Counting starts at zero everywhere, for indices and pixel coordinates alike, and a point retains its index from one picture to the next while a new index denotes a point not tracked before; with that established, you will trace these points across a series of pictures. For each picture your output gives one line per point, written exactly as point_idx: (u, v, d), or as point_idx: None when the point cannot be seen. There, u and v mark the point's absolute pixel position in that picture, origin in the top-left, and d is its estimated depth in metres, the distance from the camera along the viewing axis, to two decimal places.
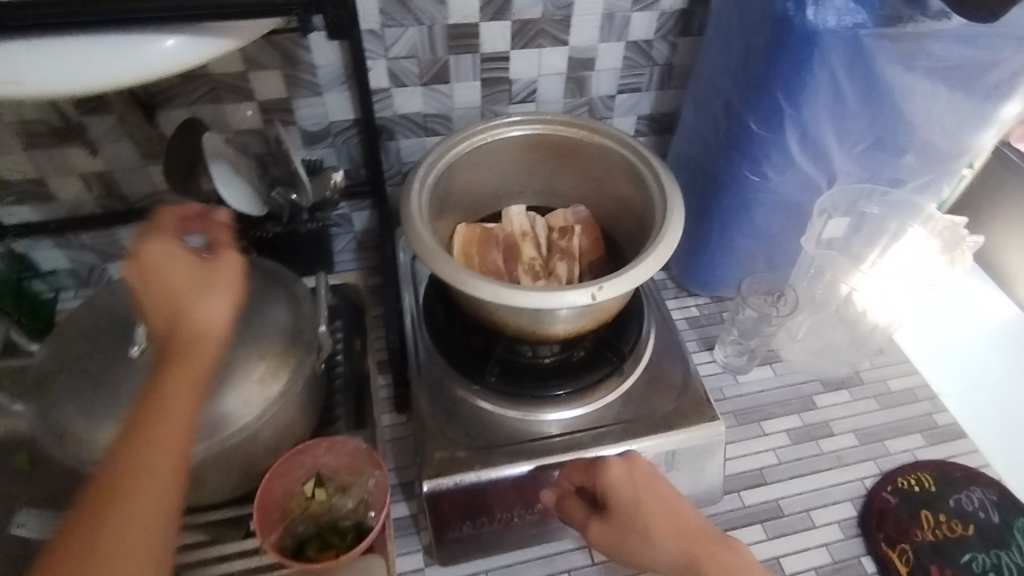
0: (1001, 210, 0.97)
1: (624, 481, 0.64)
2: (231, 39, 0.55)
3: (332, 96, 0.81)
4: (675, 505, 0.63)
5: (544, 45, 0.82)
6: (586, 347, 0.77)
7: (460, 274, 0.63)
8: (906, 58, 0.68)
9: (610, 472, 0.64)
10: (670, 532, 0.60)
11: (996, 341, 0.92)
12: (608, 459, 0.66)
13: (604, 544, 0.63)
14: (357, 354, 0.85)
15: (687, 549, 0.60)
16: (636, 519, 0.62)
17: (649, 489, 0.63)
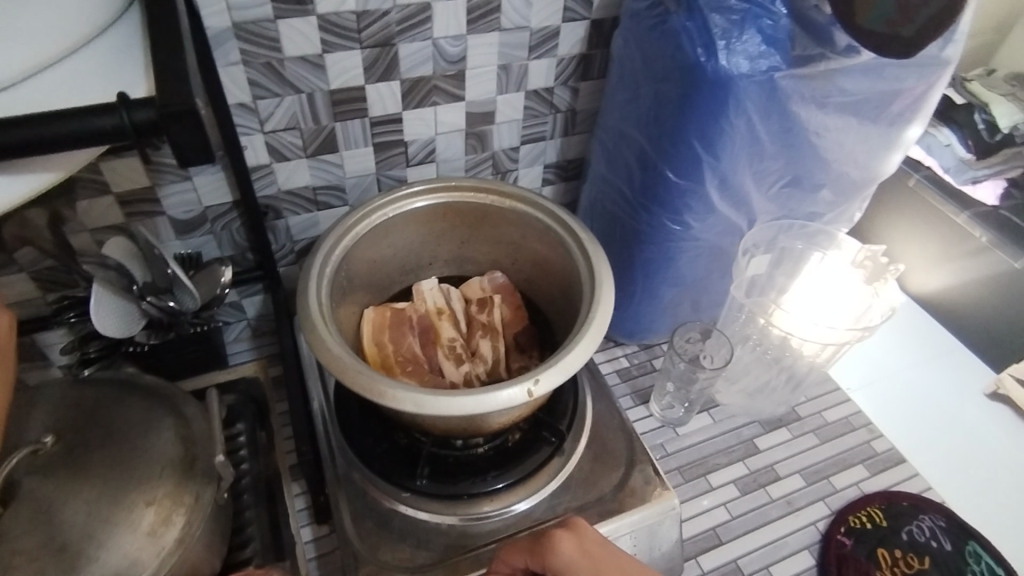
0: (893, 222, 0.99)
1: (580, 558, 0.53)
2: (56, 171, 0.43)
3: (204, 178, 0.71)
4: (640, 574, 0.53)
5: (439, 101, 0.75)
6: (521, 429, 0.71)
7: (378, 384, 0.56)
8: (820, 97, 0.66)
9: (561, 551, 0.53)
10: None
11: (907, 360, 0.92)
12: (552, 534, 0.54)
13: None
14: (264, 448, 0.75)
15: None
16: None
17: (611, 563, 0.53)
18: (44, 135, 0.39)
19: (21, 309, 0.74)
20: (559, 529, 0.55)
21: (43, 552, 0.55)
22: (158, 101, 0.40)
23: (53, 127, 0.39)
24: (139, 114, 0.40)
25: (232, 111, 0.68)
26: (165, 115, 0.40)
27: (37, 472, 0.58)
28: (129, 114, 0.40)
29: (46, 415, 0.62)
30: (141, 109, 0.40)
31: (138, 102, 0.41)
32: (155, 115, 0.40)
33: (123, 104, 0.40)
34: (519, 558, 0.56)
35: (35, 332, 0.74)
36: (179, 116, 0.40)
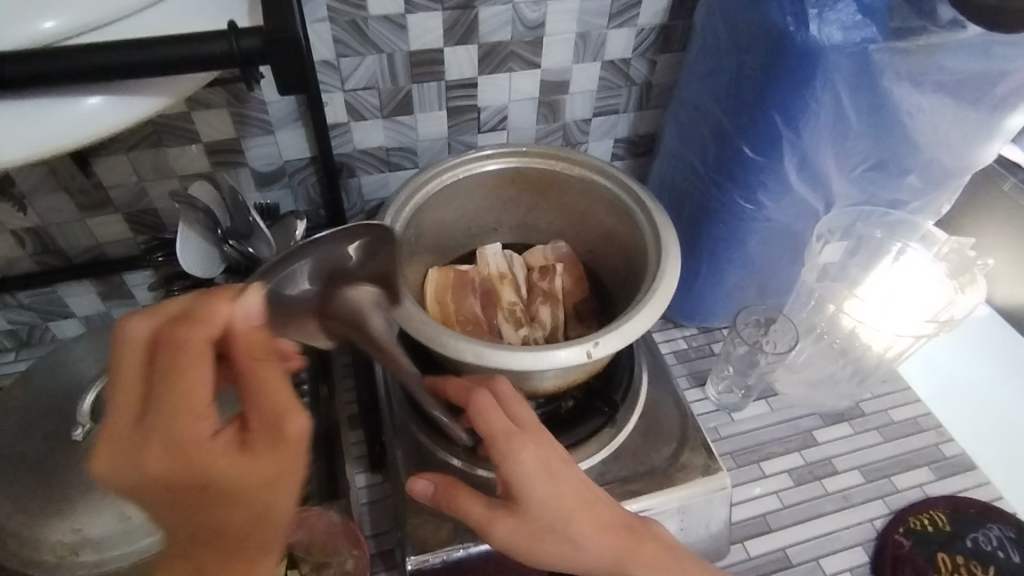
0: (980, 221, 0.92)
1: (538, 471, 0.48)
2: (162, 97, 0.46)
3: (285, 133, 0.74)
4: (595, 499, 0.50)
5: (515, 67, 0.75)
6: (575, 397, 0.71)
7: (438, 333, 0.57)
8: (915, 74, 0.62)
9: (520, 461, 0.48)
10: (597, 532, 0.49)
11: (988, 369, 0.87)
12: (512, 437, 0.48)
13: (510, 543, 0.48)
14: (325, 400, 0.77)
15: (609, 553, 0.49)
16: (548, 519, 0.48)
17: (564, 482, 0.49)
18: (162, 57, 0.42)
19: (114, 248, 0.79)
20: (524, 434, 0.49)
21: None
22: (264, 29, 0.45)
23: (173, 51, 0.42)
24: (248, 42, 0.44)
25: (316, 68, 0.70)
26: (273, 42, 0.45)
27: None
28: (239, 41, 0.44)
29: None
30: (247, 37, 0.44)
31: (244, 30, 0.44)
32: (262, 43, 0.45)
33: (231, 32, 0.44)
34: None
35: (124, 270, 0.79)
36: (283, 41, 0.45)
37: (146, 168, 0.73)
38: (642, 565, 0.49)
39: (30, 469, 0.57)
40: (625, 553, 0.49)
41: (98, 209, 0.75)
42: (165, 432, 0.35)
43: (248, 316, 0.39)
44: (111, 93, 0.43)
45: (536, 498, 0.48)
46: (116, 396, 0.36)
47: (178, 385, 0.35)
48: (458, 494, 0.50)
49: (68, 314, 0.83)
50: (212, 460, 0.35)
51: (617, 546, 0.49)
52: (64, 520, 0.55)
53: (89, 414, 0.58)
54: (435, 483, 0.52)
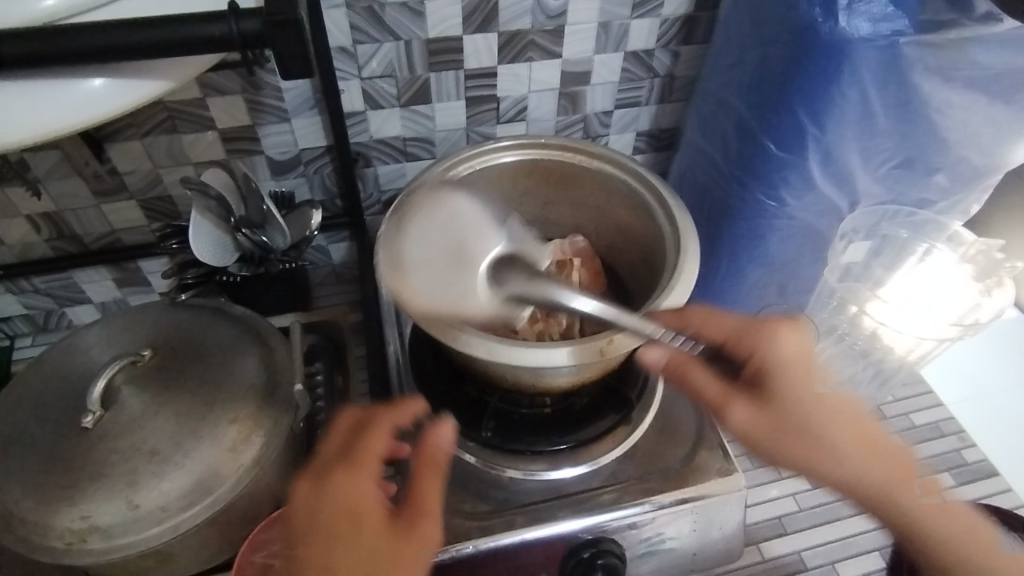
0: (1011, 223, 0.90)
1: (798, 359, 0.53)
2: (166, 79, 0.45)
3: (301, 121, 0.73)
4: (847, 400, 0.54)
5: (535, 57, 0.74)
6: (589, 394, 0.70)
7: (448, 327, 0.55)
8: (946, 69, 0.60)
9: (784, 345, 0.53)
10: (858, 450, 0.52)
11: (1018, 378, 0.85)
12: (776, 323, 0.54)
13: (749, 426, 0.52)
14: (338, 393, 0.78)
15: (847, 449, 0.52)
16: (810, 405, 0.52)
17: (821, 385, 0.54)
18: (157, 38, 0.41)
19: (129, 235, 0.79)
20: (785, 323, 0.54)
21: (136, 455, 0.57)
22: (264, 10, 0.43)
23: (171, 32, 0.41)
24: (246, 24, 0.43)
25: (332, 55, 0.69)
26: (271, 23, 0.43)
27: (132, 381, 0.60)
28: (237, 23, 0.43)
29: (145, 331, 0.65)
30: (247, 19, 0.43)
31: (244, 12, 0.43)
32: (260, 25, 0.43)
33: (231, 14, 0.43)
34: (719, 333, 0.55)
35: (139, 257, 0.79)
36: (284, 23, 0.43)
37: (160, 154, 0.72)
38: (905, 495, 0.52)
39: (42, 454, 0.57)
40: (867, 453, 0.52)
41: (113, 196, 0.75)
42: (349, 461, 0.46)
43: (435, 439, 0.50)
44: (112, 74, 0.43)
45: (805, 379, 0.52)
46: (332, 432, 0.50)
47: (367, 435, 0.48)
48: (694, 370, 0.54)
49: (84, 299, 0.83)
50: (363, 497, 0.45)
51: (861, 439, 0.52)
52: (72, 507, 0.55)
53: (99, 402, 0.58)
54: (670, 352, 0.55)
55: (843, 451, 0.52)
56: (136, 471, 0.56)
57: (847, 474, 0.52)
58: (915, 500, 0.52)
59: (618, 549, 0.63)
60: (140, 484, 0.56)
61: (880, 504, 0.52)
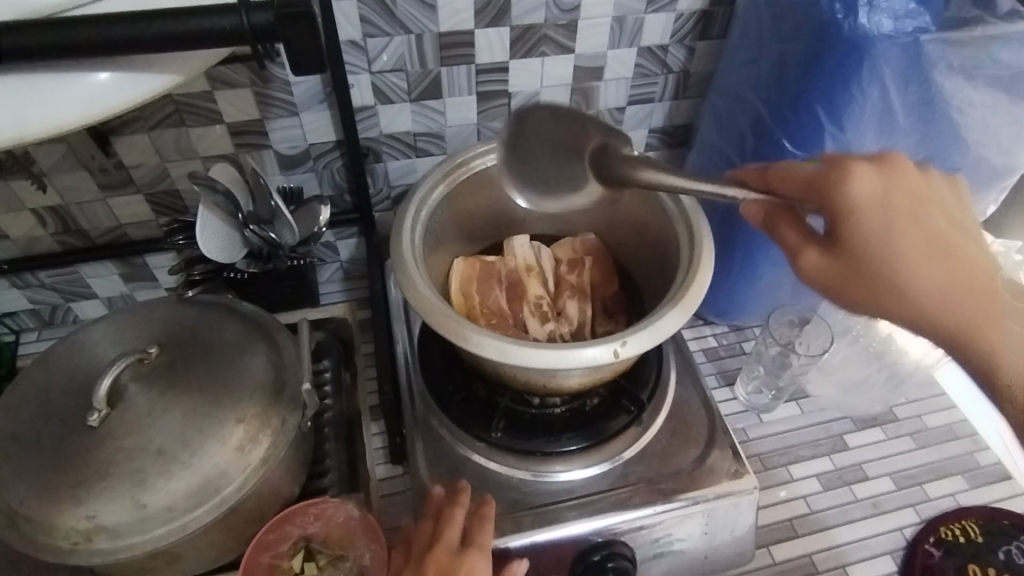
0: None
1: (873, 199, 0.48)
2: (173, 73, 0.44)
3: (310, 116, 0.72)
4: (952, 236, 0.48)
5: (548, 52, 0.73)
6: (600, 394, 0.69)
7: (460, 328, 0.55)
8: (968, 68, 0.59)
9: (857, 184, 0.48)
10: (936, 286, 0.47)
11: None
12: (857, 163, 0.49)
13: (818, 276, 0.50)
14: (347, 387, 0.79)
15: (955, 290, 0.47)
16: (929, 244, 0.47)
17: (908, 224, 0.48)
18: (165, 31, 0.40)
19: (136, 229, 0.78)
20: (857, 163, 0.49)
21: (142, 454, 0.56)
22: (276, 2, 0.42)
23: (181, 24, 0.40)
24: (257, 16, 0.42)
25: (343, 48, 0.68)
26: (283, 17, 0.42)
27: (138, 379, 0.59)
28: (248, 15, 0.42)
29: (151, 328, 0.64)
30: (258, 11, 0.42)
31: (256, 5, 0.42)
32: (272, 17, 0.42)
33: (242, 6, 0.42)
34: (795, 187, 0.51)
35: (146, 253, 0.78)
36: (298, 16, 0.42)
37: (167, 148, 0.71)
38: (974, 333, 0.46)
39: (46, 452, 0.56)
40: (980, 295, 0.46)
41: (119, 190, 0.74)
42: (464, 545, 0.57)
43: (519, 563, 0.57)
44: (120, 67, 0.42)
45: (926, 221, 0.48)
46: (444, 523, 0.58)
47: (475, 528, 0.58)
48: (784, 221, 0.52)
49: (90, 294, 0.83)
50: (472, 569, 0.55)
51: (977, 285, 0.47)
52: (78, 506, 0.55)
53: (105, 400, 0.57)
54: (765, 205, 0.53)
55: (948, 286, 0.47)
56: (143, 471, 0.56)
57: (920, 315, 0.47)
58: (1013, 339, 0.46)
59: (629, 552, 0.62)
60: (146, 484, 0.55)
61: (980, 354, 0.46)
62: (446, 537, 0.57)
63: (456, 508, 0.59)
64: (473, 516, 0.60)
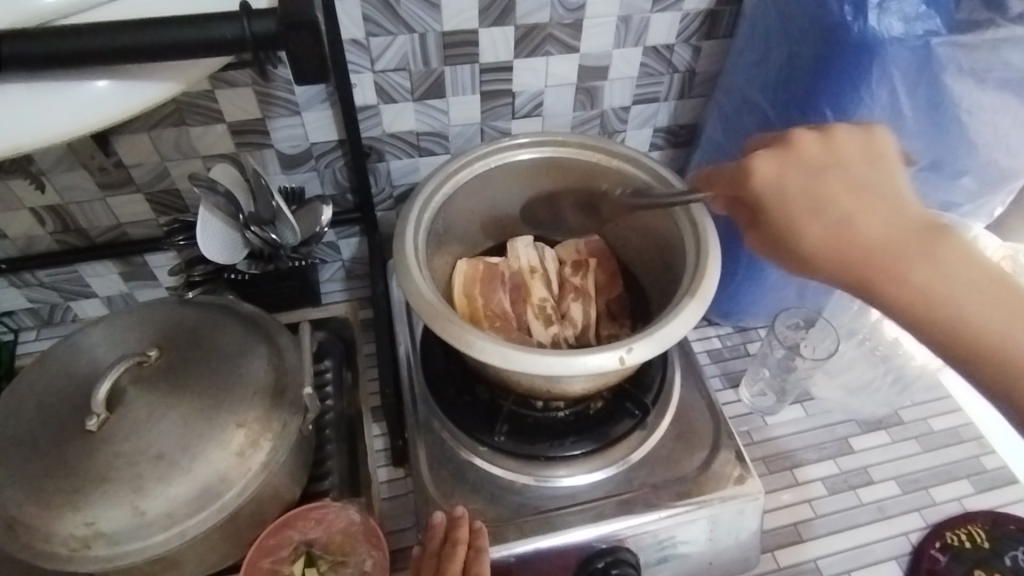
0: None
1: (775, 187, 0.50)
2: (171, 81, 0.44)
3: (312, 115, 0.72)
4: (867, 206, 0.48)
5: (553, 51, 0.72)
6: (605, 397, 0.68)
7: (464, 335, 0.54)
8: (979, 71, 0.58)
9: (757, 176, 0.51)
10: (850, 258, 0.47)
11: None
12: (759, 155, 0.51)
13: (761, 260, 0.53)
14: (349, 387, 0.78)
15: (857, 249, 0.46)
16: (825, 210, 0.48)
17: (814, 203, 0.48)
18: (166, 39, 0.39)
19: (135, 229, 0.77)
20: (761, 152, 0.51)
21: (141, 459, 0.56)
22: (279, 11, 0.42)
23: (182, 33, 0.40)
24: (260, 25, 0.42)
25: (345, 47, 0.67)
26: (287, 24, 0.42)
27: (138, 382, 0.59)
28: (250, 23, 0.41)
29: (150, 330, 0.64)
30: (260, 20, 0.42)
31: (258, 13, 0.42)
32: (276, 25, 0.42)
33: (244, 14, 0.42)
34: (720, 188, 0.54)
35: (146, 252, 0.78)
36: (301, 26, 0.42)
37: (167, 147, 0.70)
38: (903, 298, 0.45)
39: (44, 457, 0.56)
40: (892, 253, 0.46)
41: (118, 189, 0.73)
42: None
43: None
44: (118, 76, 0.41)
45: (828, 188, 0.49)
46: (448, 556, 0.56)
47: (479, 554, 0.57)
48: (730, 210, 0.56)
49: (89, 293, 0.82)
50: None
51: (879, 241, 0.46)
52: (76, 512, 0.54)
53: (104, 405, 0.56)
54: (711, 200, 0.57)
55: (856, 248, 0.46)
56: (142, 476, 0.55)
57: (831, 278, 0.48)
58: (922, 290, 0.45)
59: (633, 558, 0.61)
60: (146, 490, 0.55)
61: (892, 310, 0.46)
62: (447, 573, 0.56)
63: (456, 546, 0.57)
64: (471, 548, 0.58)
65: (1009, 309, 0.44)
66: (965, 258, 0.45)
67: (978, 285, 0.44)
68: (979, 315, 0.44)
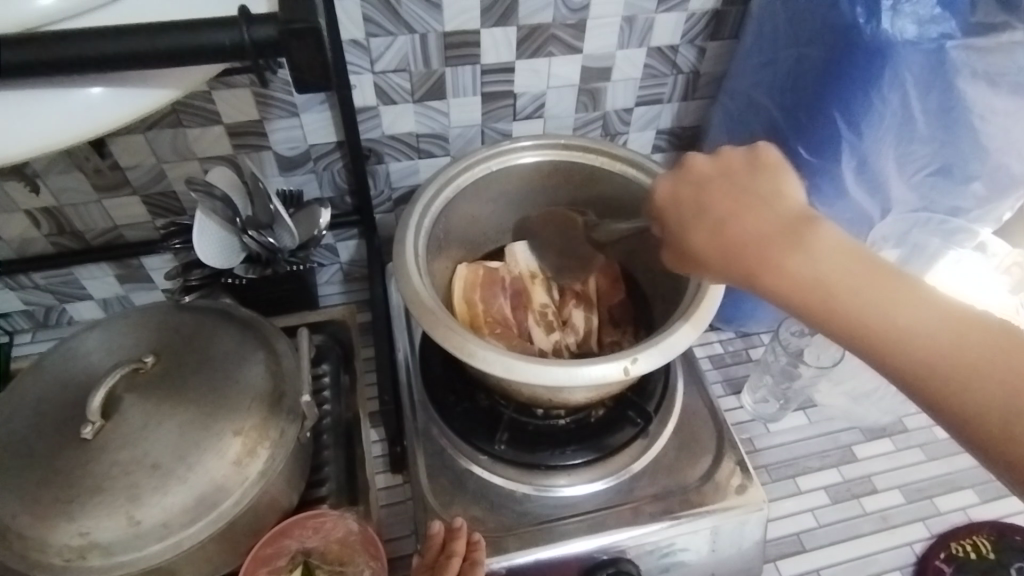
0: None
1: (669, 202, 0.51)
2: (167, 88, 0.42)
3: (311, 116, 0.70)
4: (746, 210, 0.47)
5: (555, 52, 0.71)
6: (606, 405, 0.68)
7: (466, 343, 0.53)
8: (993, 75, 0.57)
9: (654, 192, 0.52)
10: (727, 257, 0.46)
11: None
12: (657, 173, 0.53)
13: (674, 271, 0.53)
14: (346, 390, 0.77)
15: (736, 245, 0.46)
16: (705, 217, 0.48)
17: (698, 212, 0.49)
18: (162, 46, 0.38)
19: (132, 230, 0.76)
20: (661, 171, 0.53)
21: (137, 468, 0.55)
22: (280, 17, 0.40)
23: (180, 40, 0.39)
24: (260, 31, 0.40)
25: (344, 48, 0.66)
26: (286, 32, 0.40)
27: (134, 390, 0.58)
28: (250, 30, 0.40)
29: (147, 336, 0.63)
30: (261, 26, 0.40)
31: (258, 19, 0.40)
32: (277, 32, 0.41)
33: (243, 20, 0.40)
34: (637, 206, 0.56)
35: (142, 255, 0.77)
36: (302, 32, 0.40)
37: (164, 149, 0.69)
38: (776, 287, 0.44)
39: (39, 466, 0.55)
40: (764, 248, 0.45)
41: (114, 191, 0.72)
42: None
43: None
44: (113, 82, 0.40)
45: (710, 196, 0.49)
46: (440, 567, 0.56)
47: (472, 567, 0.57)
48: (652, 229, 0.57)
49: (85, 295, 0.81)
50: None
51: (753, 237, 0.46)
52: (71, 522, 0.53)
53: (99, 412, 0.56)
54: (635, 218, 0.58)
55: (734, 245, 0.46)
56: (138, 486, 0.54)
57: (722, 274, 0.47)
58: (798, 277, 0.43)
59: (634, 568, 0.59)
60: (141, 500, 0.54)
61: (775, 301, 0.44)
62: None
63: (450, 557, 0.57)
64: (467, 560, 0.58)
65: (893, 289, 0.41)
66: (842, 243, 0.43)
67: (855, 276, 0.42)
68: (843, 296, 0.42)
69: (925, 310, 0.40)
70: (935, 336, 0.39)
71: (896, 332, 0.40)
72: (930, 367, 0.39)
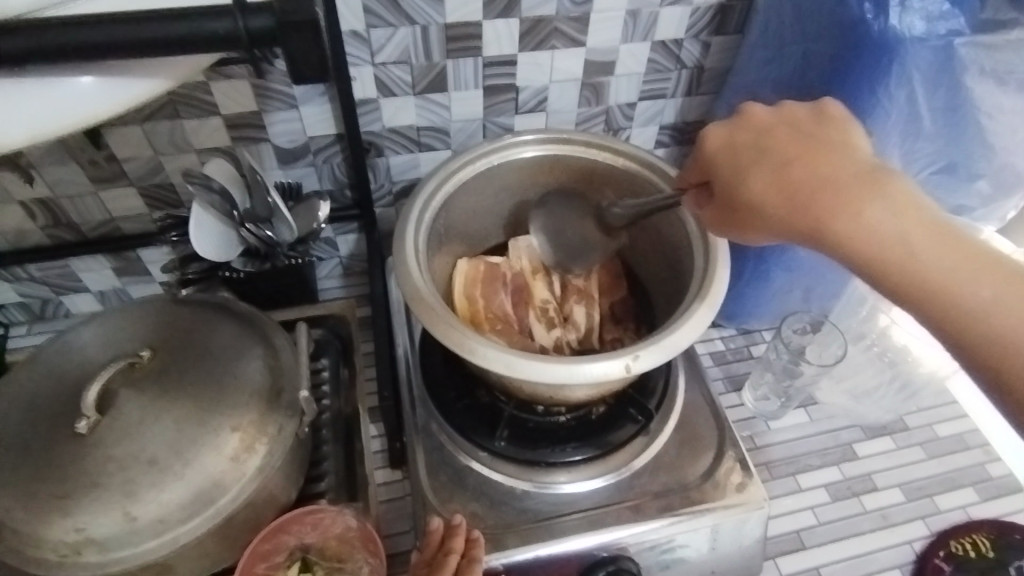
0: None
1: (724, 151, 0.51)
2: (161, 79, 0.42)
3: (310, 109, 0.69)
4: (810, 157, 0.47)
5: (558, 45, 0.70)
6: (607, 402, 0.67)
7: (466, 340, 0.53)
8: (1001, 72, 0.56)
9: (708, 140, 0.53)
10: (784, 197, 0.47)
11: None
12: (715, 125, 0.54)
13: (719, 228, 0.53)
14: (345, 385, 0.77)
15: (802, 187, 0.46)
16: (766, 162, 0.48)
17: (758, 159, 0.49)
18: (154, 37, 0.38)
19: (129, 223, 0.75)
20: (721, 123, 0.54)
21: (133, 464, 0.54)
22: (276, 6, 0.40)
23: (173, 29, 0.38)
24: (255, 21, 0.39)
25: (344, 39, 0.65)
26: (282, 22, 0.40)
27: (130, 384, 0.57)
28: (245, 19, 0.39)
29: (143, 330, 0.62)
30: (256, 16, 0.40)
31: (253, 8, 0.40)
32: (272, 22, 0.40)
33: (238, 8, 0.39)
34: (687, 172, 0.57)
35: (139, 247, 0.76)
36: (299, 24, 0.40)
37: (161, 141, 0.68)
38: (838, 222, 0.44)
39: (33, 460, 0.54)
40: (829, 187, 0.45)
41: (110, 183, 0.71)
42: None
43: None
44: (105, 72, 0.39)
45: (775, 143, 0.49)
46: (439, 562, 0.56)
47: (470, 560, 0.57)
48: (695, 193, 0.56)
49: (82, 288, 0.80)
50: None
51: (821, 182, 0.46)
52: (66, 517, 0.53)
53: (94, 407, 0.55)
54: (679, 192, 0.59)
55: (797, 185, 0.46)
56: (134, 481, 0.54)
57: (782, 220, 0.47)
58: (867, 220, 0.43)
59: (634, 565, 0.60)
60: (137, 496, 0.54)
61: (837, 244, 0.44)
62: None
63: (448, 554, 0.57)
64: (465, 557, 0.57)
65: (965, 246, 0.41)
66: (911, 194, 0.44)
67: (921, 221, 0.42)
68: (912, 239, 0.42)
69: (1003, 273, 0.40)
70: (1011, 299, 0.39)
71: (965, 287, 0.40)
72: (1004, 329, 0.39)
